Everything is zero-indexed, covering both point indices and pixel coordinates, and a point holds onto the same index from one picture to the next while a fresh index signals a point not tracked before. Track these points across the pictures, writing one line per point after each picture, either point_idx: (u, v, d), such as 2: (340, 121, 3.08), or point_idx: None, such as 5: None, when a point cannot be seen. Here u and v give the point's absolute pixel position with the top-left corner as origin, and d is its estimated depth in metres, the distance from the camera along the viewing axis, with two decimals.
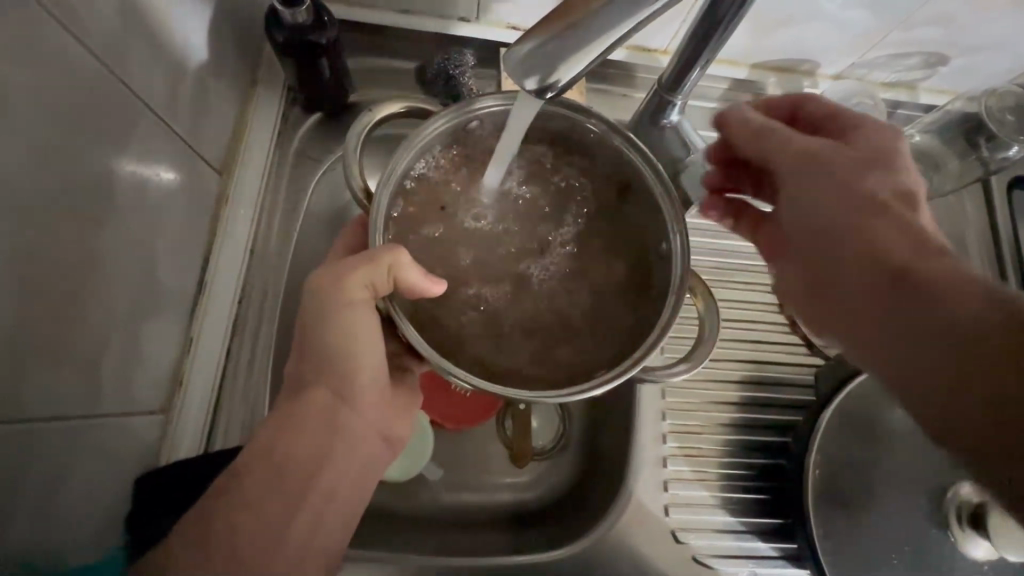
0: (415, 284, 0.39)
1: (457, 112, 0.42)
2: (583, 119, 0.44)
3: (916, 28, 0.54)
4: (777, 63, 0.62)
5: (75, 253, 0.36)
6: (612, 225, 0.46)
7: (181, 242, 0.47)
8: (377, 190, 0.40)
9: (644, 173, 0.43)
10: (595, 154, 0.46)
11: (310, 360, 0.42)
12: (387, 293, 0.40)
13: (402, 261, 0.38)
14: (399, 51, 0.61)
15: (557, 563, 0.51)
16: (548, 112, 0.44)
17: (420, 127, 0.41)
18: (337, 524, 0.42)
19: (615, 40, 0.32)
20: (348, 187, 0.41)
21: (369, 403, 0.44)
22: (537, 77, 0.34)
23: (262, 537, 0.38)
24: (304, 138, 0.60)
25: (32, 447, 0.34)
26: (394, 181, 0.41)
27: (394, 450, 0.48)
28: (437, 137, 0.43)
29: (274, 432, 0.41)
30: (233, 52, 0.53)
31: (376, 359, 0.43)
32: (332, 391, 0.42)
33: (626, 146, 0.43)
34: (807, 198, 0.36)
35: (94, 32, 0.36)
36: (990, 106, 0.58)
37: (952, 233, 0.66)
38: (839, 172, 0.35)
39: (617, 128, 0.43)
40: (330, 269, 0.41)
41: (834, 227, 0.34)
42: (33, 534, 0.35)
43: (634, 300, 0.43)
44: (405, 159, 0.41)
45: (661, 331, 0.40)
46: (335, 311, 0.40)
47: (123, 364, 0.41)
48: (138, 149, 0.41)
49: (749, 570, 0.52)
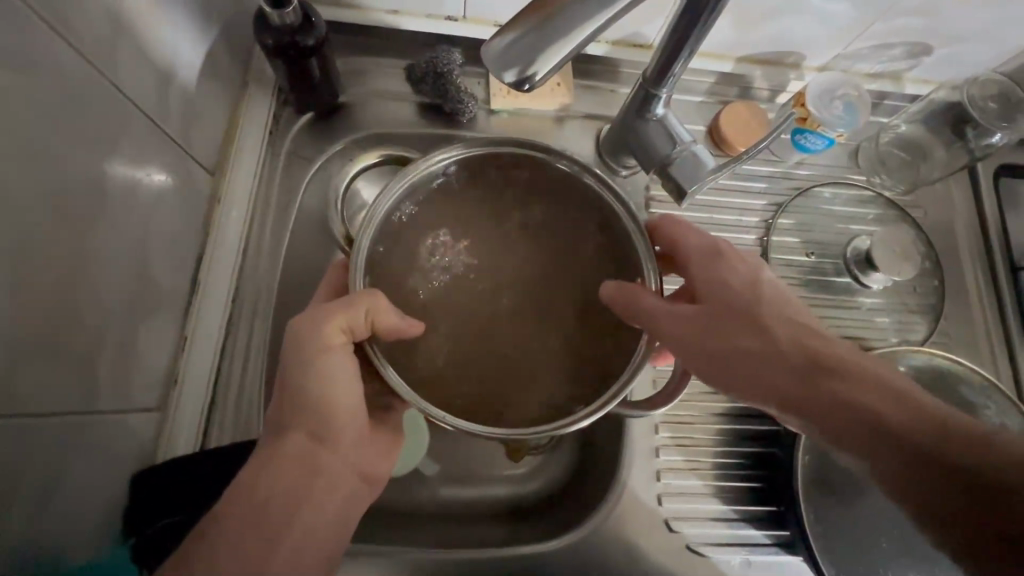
0: (392, 329, 0.38)
1: (431, 157, 0.41)
2: (551, 158, 0.43)
3: (898, 18, 0.55)
4: (764, 56, 0.63)
5: (68, 251, 0.36)
6: (587, 256, 0.43)
7: (174, 243, 0.48)
8: (358, 235, 0.40)
9: (611, 201, 0.42)
10: (567, 188, 0.43)
11: (291, 399, 0.41)
12: (365, 338, 0.39)
13: (380, 305, 0.38)
14: (388, 51, 0.62)
15: (552, 556, 0.51)
16: (514, 153, 0.43)
17: (399, 173, 0.41)
18: (333, 525, 0.42)
19: (591, 33, 0.33)
20: (332, 238, 0.45)
21: (349, 436, 0.43)
22: (516, 68, 0.34)
23: (255, 538, 0.38)
24: (295, 140, 0.60)
25: (31, 442, 0.35)
26: (376, 224, 0.40)
27: (374, 489, 0.46)
28: (417, 182, 0.42)
29: (258, 459, 0.40)
30: (223, 55, 0.54)
31: (354, 399, 0.42)
32: (310, 432, 0.41)
33: (599, 186, 0.43)
34: (700, 361, 0.40)
35: (84, 35, 0.37)
36: (972, 95, 0.59)
37: (939, 221, 0.67)
38: (722, 343, 0.40)
39: (590, 171, 0.42)
40: (308, 316, 0.40)
41: (735, 388, 0.40)
42: (36, 531, 0.35)
43: (603, 326, 0.41)
44: (387, 203, 0.40)
45: (631, 374, 0.39)
46: (313, 355, 0.40)
47: (118, 364, 0.42)
48: (129, 152, 0.41)
49: (742, 558, 0.52)
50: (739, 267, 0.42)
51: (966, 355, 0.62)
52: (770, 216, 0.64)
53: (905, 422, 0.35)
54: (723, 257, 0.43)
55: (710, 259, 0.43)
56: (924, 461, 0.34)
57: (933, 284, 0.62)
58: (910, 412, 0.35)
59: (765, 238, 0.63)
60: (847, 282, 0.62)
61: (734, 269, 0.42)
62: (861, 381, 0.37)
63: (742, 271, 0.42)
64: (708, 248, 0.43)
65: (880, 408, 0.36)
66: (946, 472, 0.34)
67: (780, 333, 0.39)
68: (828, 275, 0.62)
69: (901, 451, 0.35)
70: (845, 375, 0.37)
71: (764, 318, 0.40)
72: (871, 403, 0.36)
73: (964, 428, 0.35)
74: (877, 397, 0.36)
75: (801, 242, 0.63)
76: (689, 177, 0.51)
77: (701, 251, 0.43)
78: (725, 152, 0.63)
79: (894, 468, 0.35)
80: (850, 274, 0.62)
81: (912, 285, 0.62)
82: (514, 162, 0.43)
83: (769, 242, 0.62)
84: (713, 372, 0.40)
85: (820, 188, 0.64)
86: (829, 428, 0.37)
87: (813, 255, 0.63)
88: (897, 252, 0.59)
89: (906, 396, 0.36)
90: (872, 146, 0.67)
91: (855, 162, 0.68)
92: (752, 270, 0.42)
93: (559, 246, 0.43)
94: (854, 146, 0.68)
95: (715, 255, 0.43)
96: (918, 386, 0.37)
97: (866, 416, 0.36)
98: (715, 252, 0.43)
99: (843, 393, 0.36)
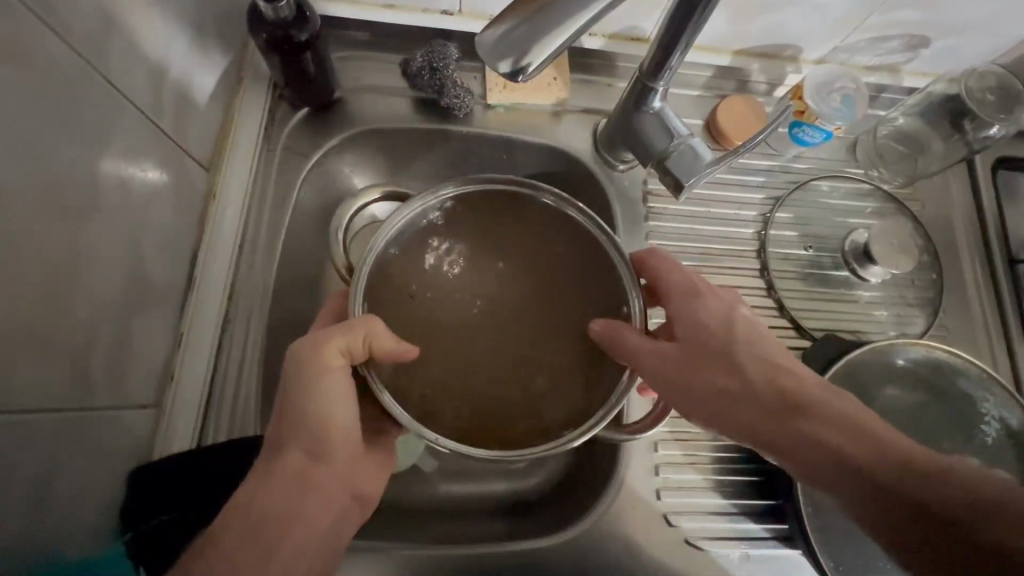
0: (390, 353, 0.39)
1: (429, 196, 0.45)
2: (537, 195, 0.45)
3: (895, 10, 0.55)
4: (760, 49, 0.63)
5: (60, 247, 0.36)
6: (574, 287, 0.44)
7: (169, 239, 0.47)
8: (358, 266, 0.42)
9: (600, 238, 0.44)
10: (557, 222, 0.45)
11: (287, 418, 0.40)
12: (362, 364, 0.40)
13: (377, 330, 0.39)
14: (384, 46, 0.62)
15: (551, 551, 0.51)
16: (507, 191, 0.45)
17: (399, 208, 0.44)
18: (329, 536, 0.41)
19: (586, 23, 0.33)
20: (333, 267, 0.54)
21: (346, 455, 0.42)
22: (511, 58, 0.34)
23: (251, 545, 0.37)
24: (291, 135, 0.60)
25: (24, 438, 0.34)
26: (376, 256, 0.42)
27: (366, 512, 0.45)
28: (415, 217, 0.44)
29: (255, 478, 0.39)
30: (216, 49, 0.54)
31: (351, 418, 0.42)
32: (308, 449, 0.41)
33: (580, 217, 0.45)
34: (682, 399, 0.41)
35: (74, 27, 0.36)
36: (970, 87, 0.60)
37: (938, 214, 0.66)
38: (700, 381, 0.41)
39: (577, 208, 0.45)
40: (308, 337, 0.41)
41: (716, 424, 0.41)
42: (29, 530, 0.35)
43: (589, 355, 0.43)
44: (388, 236, 0.43)
45: (609, 409, 0.40)
46: (311, 378, 0.40)
47: (113, 361, 0.41)
48: (122, 148, 0.41)
49: (741, 552, 0.52)
50: (715, 304, 0.44)
51: (966, 348, 0.62)
52: (768, 210, 0.64)
53: (868, 459, 0.37)
54: (700, 295, 0.44)
55: (687, 296, 0.44)
56: (892, 496, 0.36)
57: (931, 277, 0.62)
58: (873, 450, 0.37)
59: (762, 232, 0.63)
60: (846, 276, 0.62)
61: (710, 308, 0.43)
62: (828, 421, 0.39)
63: (718, 309, 0.43)
64: (685, 286, 0.45)
65: (848, 444, 0.38)
66: (913, 504, 0.36)
67: (753, 371, 0.41)
68: (826, 269, 0.62)
69: (869, 486, 0.37)
70: (814, 411, 0.39)
71: (738, 356, 0.41)
72: (840, 439, 0.38)
73: (925, 459, 0.37)
74: (845, 433, 0.38)
75: (799, 236, 0.63)
76: (688, 169, 0.51)
77: (679, 290, 0.45)
78: (723, 146, 0.63)
79: (863, 502, 0.37)
80: (848, 267, 0.61)
81: (911, 279, 0.62)
82: (507, 200, 0.46)
83: (766, 236, 0.62)
84: (692, 409, 0.42)
85: (817, 182, 0.65)
86: (803, 464, 0.39)
87: (811, 249, 0.62)
88: (896, 244, 0.59)
89: (870, 434, 0.38)
90: (871, 139, 0.66)
91: (853, 156, 0.67)
92: (726, 308, 0.44)
93: (550, 274, 0.45)
94: (852, 140, 0.68)
95: (691, 294, 0.44)
96: (883, 422, 0.39)
97: (834, 453, 0.38)
98: (694, 290, 0.44)
99: (811, 430, 0.39)
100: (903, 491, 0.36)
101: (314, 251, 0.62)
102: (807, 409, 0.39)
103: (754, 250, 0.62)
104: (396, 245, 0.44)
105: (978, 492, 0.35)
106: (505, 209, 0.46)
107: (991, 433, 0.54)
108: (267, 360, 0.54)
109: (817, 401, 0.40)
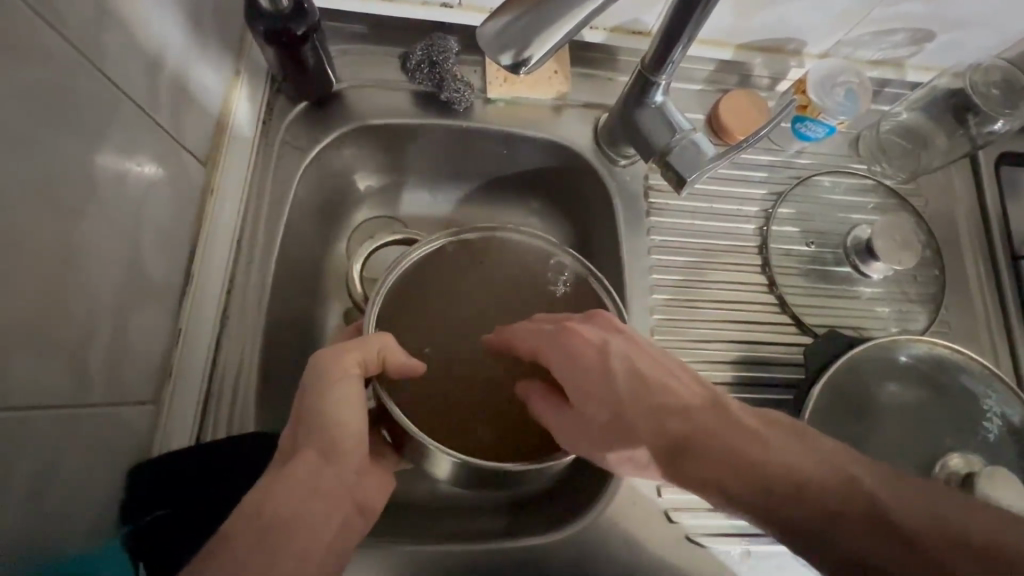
0: (404, 365, 0.42)
1: (439, 238, 0.48)
2: (536, 240, 0.48)
3: (899, 4, 0.55)
4: (764, 43, 0.62)
5: (58, 242, 0.36)
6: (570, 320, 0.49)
7: (167, 234, 0.47)
8: (370, 297, 0.45)
9: (589, 276, 0.48)
10: (568, 270, 0.49)
11: (302, 424, 0.41)
12: (375, 376, 0.42)
13: (391, 344, 0.42)
14: (383, 39, 0.62)
15: (552, 549, 0.51)
16: (517, 241, 0.49)
17: (412, 247, 0.47)
18: (331, 546, 0.40)
19: (588, 15, 0.32)
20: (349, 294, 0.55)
21: (350, 462, 0.42)
22: (513, 51, 0.34)
23: (257, 551, 0.37)
24: (289, 128, 0.59)
25: (17, 435, 0.34)
26: (387, 288, 0.46)
27: (370, 524, 0.44)
28: (425, 254, 0.47)
29: (263, 482, 0.39)
30: (214, 41, 0.53)
31: (359, 427, 0.42)
32: (317, 452, 0.41)
33: (571, 260, 0.48)
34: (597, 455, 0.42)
35: (71, 20, 0.36)
36: (975, 81, 0.59)
37: (940, 210, 0.66)
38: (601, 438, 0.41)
39: (580, 262, 0.48)
40: (322, 351, 0.42)
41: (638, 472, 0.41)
42: (29, 528, 0.35)
43: None
44: (395, 272, 0.46)
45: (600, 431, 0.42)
46: (324, 387, 0.41)
47: (112, 355, 0.41)
48: (119, 141, 0.41)
49: (743, 548, 0.52)
50: (592, 354, 0.42)
51: (969, 345, 0.62)
52: (770, 206, 0.63)
53: (760, 491, 0.35)
54: (574, 348, 0.42)
55: (565, 351, 0.42)
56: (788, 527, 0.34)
57: (934, 273, 0.62)
58: (756, 481, 0.36)
59: (764, 228, 0.62)
60: (847, 272, 0.61)
61: (587, 357, 0.42)
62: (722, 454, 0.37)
63: (594, 360, 0.41)
64: (558, 340, 0.42)
65: (740, 479, 0.36)
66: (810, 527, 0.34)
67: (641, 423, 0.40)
68: (827, 264, 0.62)
69: (771, 518, 0.35)
70: (704, 448, 0.38)
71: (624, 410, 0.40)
72: (733, 476, 0.36)
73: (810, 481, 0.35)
74: (736, 466, 0.36)
75: (801, 231, 0.62)
76: (690, 164, 0.50)
77: (552, 345, 0.42)
78: (724, 141, 0.63)
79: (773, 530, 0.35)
80: (850, 263, 0.61)
81: (913, 275, 0.62)
82: (505, 241, 0.49)
83: (768, 232, 0.62)
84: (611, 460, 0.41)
85: (819, 177, 0.64)
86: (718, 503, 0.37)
87: (813, 244, 0.62)
88: (898, 240, 0.59)
89: (751, 467, 0.36)
90: (873, 134, 0.66)
91: (854, 151, 0.67)
92: (607, 356, 0.41)
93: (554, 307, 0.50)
94: (854, 134, 0.67)
95: (565, 349, 0.42)
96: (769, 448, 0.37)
97: (735, 487, 0.36)
98: (564, 345, 0.42)
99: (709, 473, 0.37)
100: (796, 511, 0.34)
101: (313, 247, 0.61)
102: (697, 446, 0.38)
103: (756, 247, 0.62)
104: (405, 275, 0.47)
105: (834, 481, 0.35)
106: (512, 248, 0.49)
107: (994, 432, 0.54)
108: (266, 357, 0.54)
109: (701, 434, 0.38)
